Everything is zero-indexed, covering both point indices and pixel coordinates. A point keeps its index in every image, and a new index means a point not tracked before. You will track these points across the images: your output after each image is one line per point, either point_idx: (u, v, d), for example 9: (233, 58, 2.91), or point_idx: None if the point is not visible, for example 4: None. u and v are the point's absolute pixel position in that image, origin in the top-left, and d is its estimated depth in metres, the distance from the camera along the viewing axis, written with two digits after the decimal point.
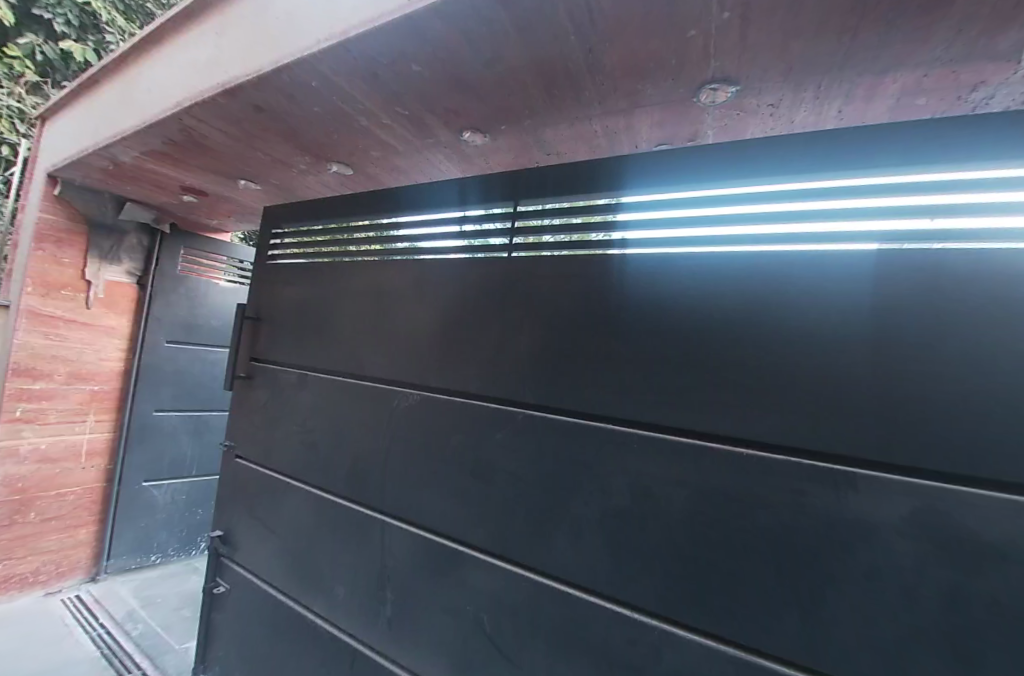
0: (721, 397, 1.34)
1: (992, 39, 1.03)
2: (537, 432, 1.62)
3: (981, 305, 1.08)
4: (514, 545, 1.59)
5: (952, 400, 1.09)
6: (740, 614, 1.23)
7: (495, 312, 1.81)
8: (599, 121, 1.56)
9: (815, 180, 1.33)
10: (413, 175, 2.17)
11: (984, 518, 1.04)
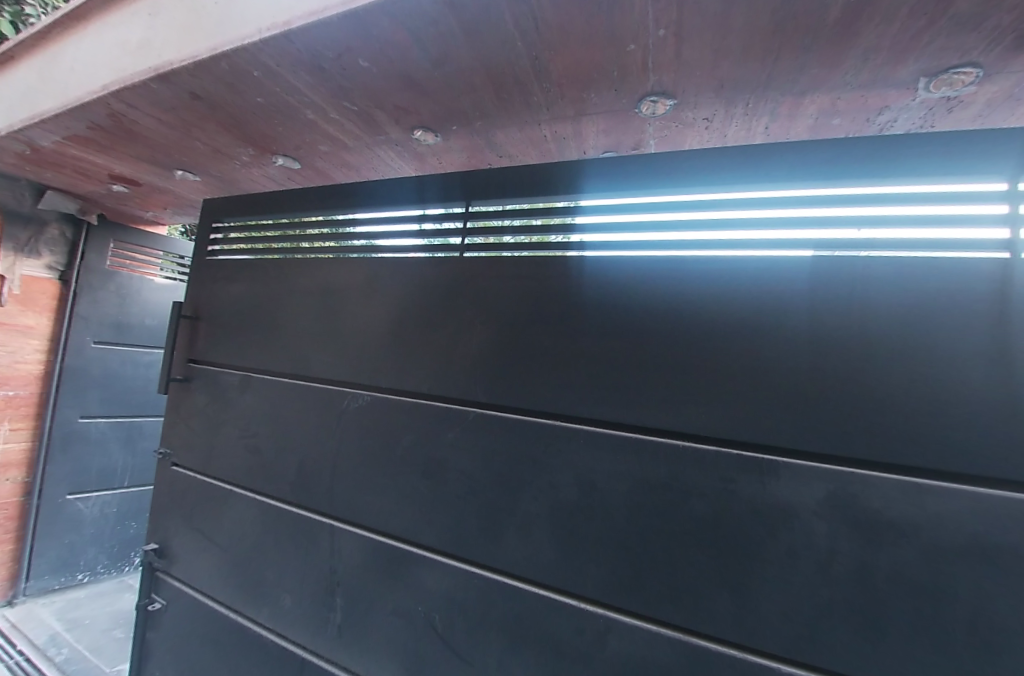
0: (668, 394, 1.41)
1: (892, 69, 1.15)
2: (489, 431, 1.64)
3: (890, 308, 1.22)
4: (466, 543, 1.60)
5: (861, 393, 1.22)
6: (678, 597, 1.31)
7: (448, 311, 1.80)
8: (548, 127, 1.59)
9: (758, 190, 1.43)
10: (364, 172, 2.13)
11: (882, 496, 1.18)
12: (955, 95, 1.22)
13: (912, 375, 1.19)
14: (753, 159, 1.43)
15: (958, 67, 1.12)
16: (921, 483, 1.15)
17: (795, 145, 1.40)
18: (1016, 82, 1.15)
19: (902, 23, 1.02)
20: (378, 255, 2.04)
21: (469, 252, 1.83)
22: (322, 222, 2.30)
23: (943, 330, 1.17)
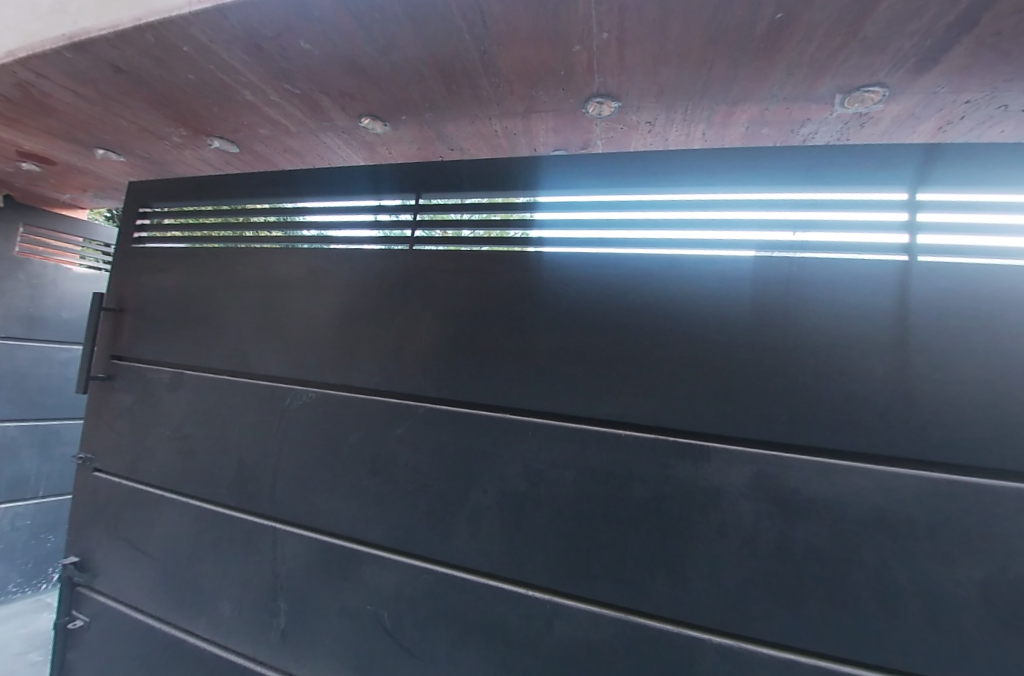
0: (617, 386, 1.46)
1: (811, 85, 1.25)
2: (439, 425, 1.63)
3: (817, 305, 1.33)
4: (414, 539, 1.59)
5: (787, 382, 1.33)
6: (619, 580, 1.37)
7: (398, 305, 1.77)
8: (498, 122, 1.59)
9: (704, 193, 1.51)
10: (309, 160, 2.05)
11: (799, 475, 1.29)
12: (866, 112, 1.33)
13: (829, 365, 1.31)
14: (696, 162, 1.51)
15: (867, 85, 1.23)
16: (834, 463, 1.27)
17: (732, 152, 1.49)
18: (917, 103, 1.27)
19: (820, 42, 1.11)
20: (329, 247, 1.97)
21: (427, 246, 1.80)
22: (269, 210, 2.19)
23: (855, 325, 1.30)
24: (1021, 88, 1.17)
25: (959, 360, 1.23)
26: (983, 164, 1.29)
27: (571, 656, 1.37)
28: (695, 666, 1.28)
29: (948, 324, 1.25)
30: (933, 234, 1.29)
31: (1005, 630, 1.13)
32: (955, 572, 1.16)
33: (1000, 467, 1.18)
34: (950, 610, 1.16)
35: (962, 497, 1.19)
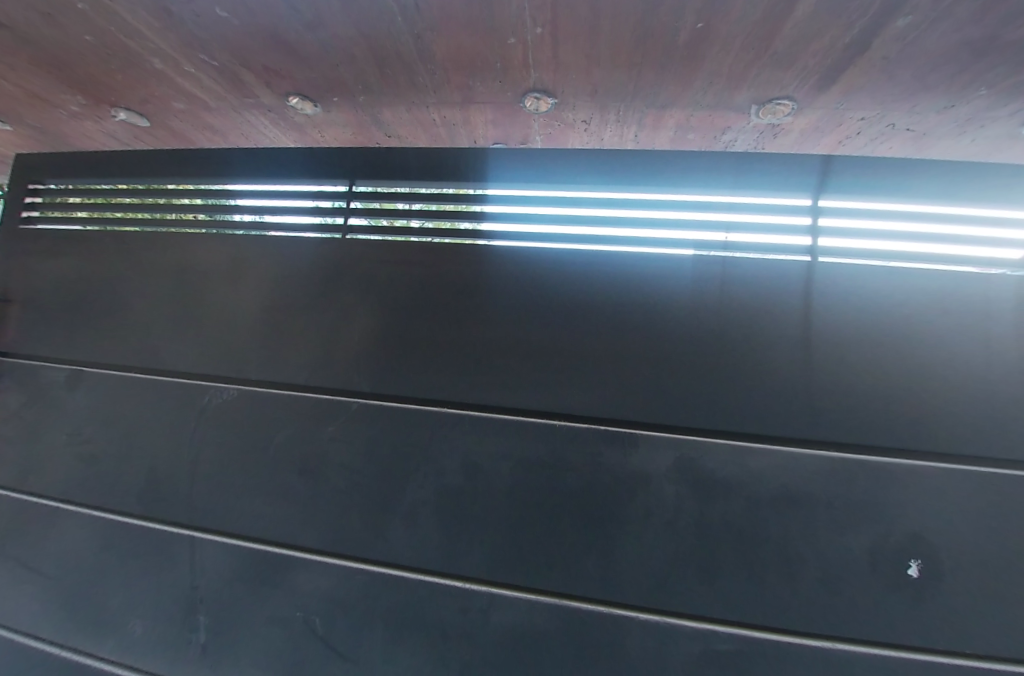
0: (559, 377, 1.49)
1: (731, 94, 1.32)
2: (374, 421, 1.59)
3: (743, 300, 1.44)
4: (348, 539, 1.54)
5: (713, 373, 1.42)
6: (554, 567, 1.40)
7: (332, 297, 1.70)
8: (436, 111, 1.54)
9: (641, 192, 1.59)
10: (232, 139, 1.89)
11: (716, 458, 1.38)
12: (778, 123, 1.41)
13: (753, 357, 1.42)
14: (638, 162, 1.59)
15: (779, 97, 1.32)
16: (746, 446, 1.38)
17: (672, 155, 1.58)
18: (821, 116, 1.37)
19: (737, 54, 1.19)
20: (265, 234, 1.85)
21: (370, 235, 1.75)
22: (194, 192, 2.00)
23: (768, 319, 1.43)
24: (906, 108, 1.30)
25: (851, 350, 1.39)
26: (865, 177, 1.48)
27: (508, 644, 1.39)
28: (624, 643, 1.34)
29: (843, 320, 1.40)
30: (827, 237, 1.47)
31: (886, 588, 1.28)
32: (846, 540, 1.31)
33: (883, 444, 1.35)
34: (843, 574, 1.30)
35: (853, 472, 1.34)
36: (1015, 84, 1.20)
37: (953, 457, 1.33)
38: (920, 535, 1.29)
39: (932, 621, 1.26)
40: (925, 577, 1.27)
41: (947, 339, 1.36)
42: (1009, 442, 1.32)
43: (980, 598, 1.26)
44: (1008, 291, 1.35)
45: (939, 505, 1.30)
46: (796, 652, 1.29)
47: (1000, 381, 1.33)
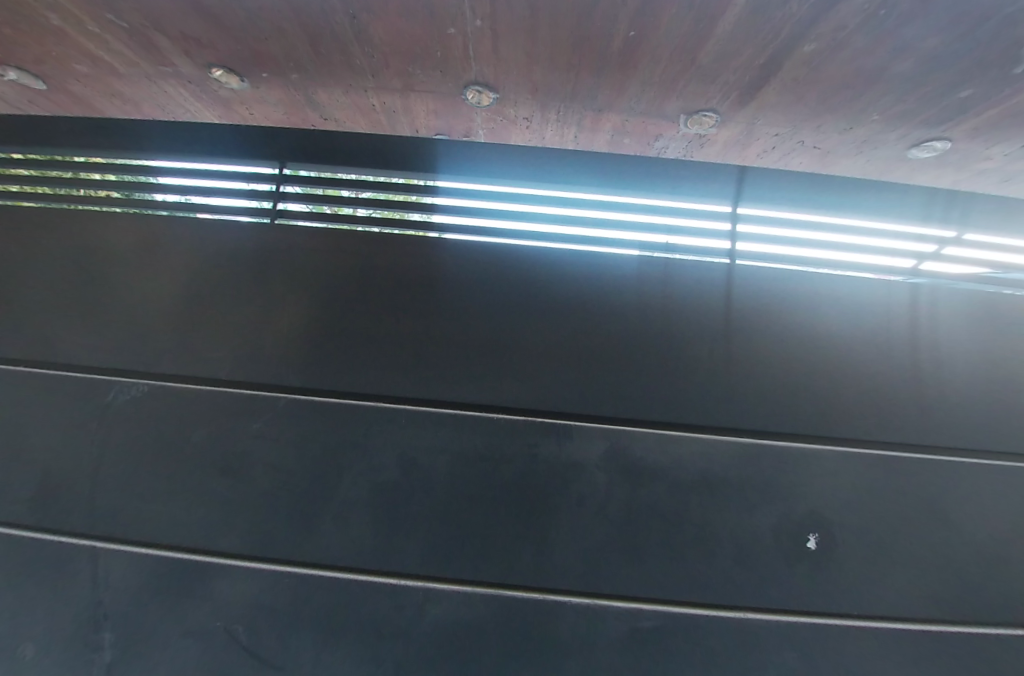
0: (502, 370, 1.51)
1: (662, 103, 1.39)
2: (305, 417, 1.52)
3: (680, 298, 1.55)
4: (275, 541, 1.47)
5: (647, 366, 1.51)
6: (490, 558, 1.42)
7: (260, 286, 1.61)
8: (375, 96, 1.49)
9: (578, 192, 1.72)
10: (145, 112, 1.72)
11: (643, 446, 1.47)
12: (704, 133, 1.50)
13: (688, 350, 1.52)
14: (586, 164, 1.71)
15: (705, 109, 1.40)
16: (671, 434, 1.48)
17: (615, 160, 1.71)
18: (740, 130, 1.47)
19: (665, 65, 1.25)
20: (192, 214, 1.74)
21: (313, 222, 1.71)
22: (108, 166, 1.83)
23: (696, 316, 1.54)
24: (813, 127, 1.42)
25: (765, 345, 1.52)
26: (774, 190, 1.70)
27: (443, 637, 1.39)
28: (556, 627, 1.39)
29: (757, 318, 1.54)
30: (748, 241, 1.67)
31: (788, 560, 1.41)
32: (756, 518, 1.43)
33: (790, 430, 1.49)
34: (753, 549, 1.42)
35: (763, 456, 1.47)
36: (902, 112, 1.33)
37: (848, 440, 1.50)
38: (818, 511, 1.44)
39: (827, 587, 1.40)
40: (822, 548, 1.42)
41: (844, 336, 1.54)
42: (892, 426, 1.51)
43: (866, 565, 1.42)
44: (902, 296, 1.57)
45: (833, 484, 1.46)
46: (713, 623, 1.39)
47: (886, 373, 1.53)
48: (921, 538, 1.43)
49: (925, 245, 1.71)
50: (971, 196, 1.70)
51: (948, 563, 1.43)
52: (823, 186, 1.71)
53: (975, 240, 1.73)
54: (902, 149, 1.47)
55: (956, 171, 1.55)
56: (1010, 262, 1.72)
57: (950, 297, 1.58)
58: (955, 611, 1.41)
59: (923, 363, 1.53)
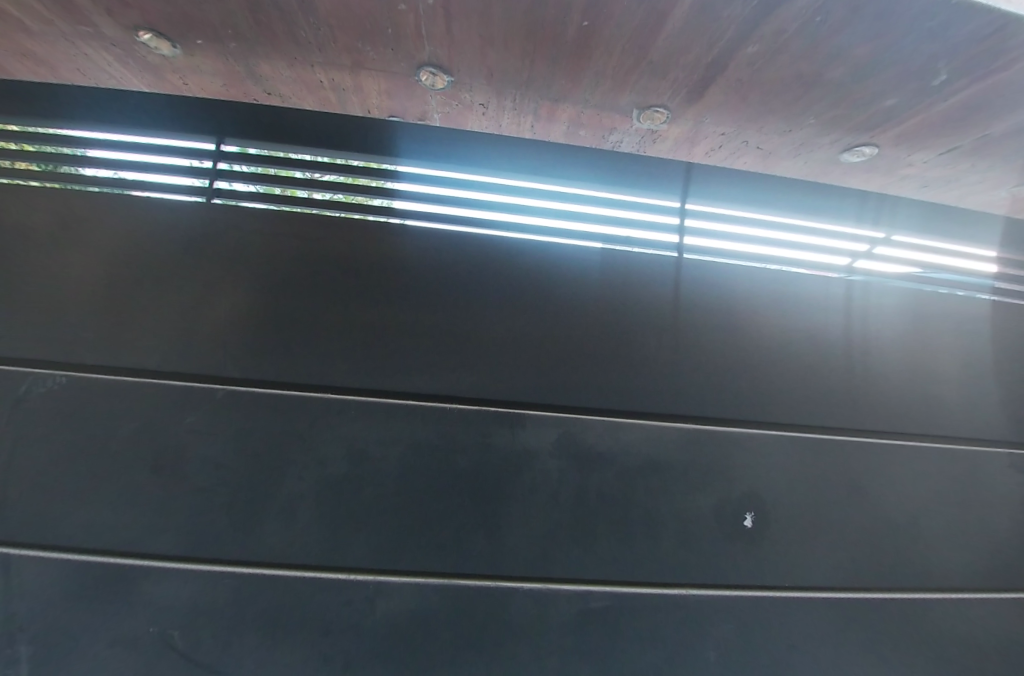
0: (459, 359, 1.49)
1: (615, 96, 1.41)
2: (247, 409, 1.44)
3: (635, 291, 1.59)
4: (214, 541, 1.39)
5: (603, 356, 1.54)
6: (442, 548, 1.41)
7: (196, 270, 1.50)
8: (322, 71, 1.41)
9: (536, 182, 1.72)
10: (61, 75, 1.56)
11: (594, 433, 1.50)
12: (655, 130, 1.54)
13: (642, 341, 1.56)
14: (547, 155, 1.71)
15: (657, 105, 1.43)
16: (621, 422, 1.52)
17: (576, 152, 1.72)
18: (689, 128, 1.51)
19: (618, 58, 1.27)
20: (120, 190, 1.59)
21: (260, 204, 1.61)
22: (19, 133, 1.64)
23: (648, 308, 1.58)
24: (756, 128, 1.49)
25: (711, 336, 1.59)
26: (723, 188, 1.78)
27: (394, 629, 1.38)
28: (508, 613, 1.41)
29: (705, 310, 1.61)
30: (698, 236, 1.73)
31: (727, 539, 1.50)
32: (698, 499, 1.50)
33: (731, 417, 1.57)
34: (695, 530, 1.49)
35: (706, 441, 1.54)
36: (834, 117, 1.41)
37: (784, 426, 1.60)
38: (754, 491, 1.53)
39: (761, 561, 1.50)
40: (757, 526, 1.51)
41: (784, 329, 1.63)
42: (823, 412, 1.62)
43: (796, 540, 1.52)
44: (835, 291, 1.68)
45: (769, 466, 1.55)
46: (657, 601, 1.45)
47: (820, 363, 1.64)
48: (844, 514, 1.56)
49: (859, 244, 1.84)
50: (898, 200, 1.84)
51: (866, 535, 1.56)
52: (767, 186, 1.79)
53: (903, 241, 1.88)
54: (835, 152, 1.57)
55: (883, 176, 1.68)
56: (935, 264, 1.88)
57: (877, 293, 1.71)
58: (871, 579, 1.54)
59: (852, 354, 1.66)
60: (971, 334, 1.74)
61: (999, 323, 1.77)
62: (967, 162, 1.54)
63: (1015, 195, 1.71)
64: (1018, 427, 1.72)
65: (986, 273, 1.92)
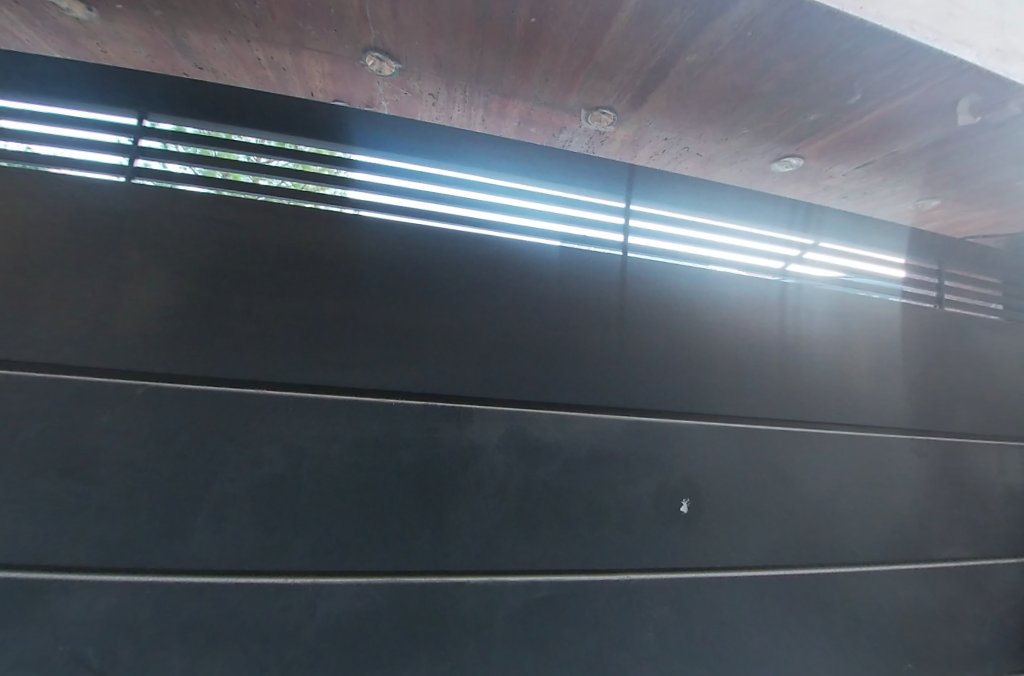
0: (407, 354, 1.47)
1: (564, 95, 1.43)
2: (171, 407, 1.35)
3: (586, 288, 1.63)
4: (133, 549, 1.29)
5: (551, 351, 1.57)
6: (385, 546, 1.38)
7: (115, 257, 1.37)
8: (259, 48, 1.33)
9: (490, 177, 1.71)
10: None
11: (540, 426, 1.53)
12: (603, 131, 1.58)
13: (590, 336, 1.60)
14: (502, 151, 1.71)
15: (603, 107, 1.47)
16: (567, 415, 1.56)
17: (531, 149, 1.73)
18: (634, 131, 1.57)
19: (565, 57, 1.28)
20: (36, 167, 1.43)
21: (197, 187, 1.50)
22: None
23: (597, 304, 1.63)
24: (696, 135, 1.57)
25: (657, 332, 1.67)
26: (669, 192, 1.86)
27: (334, 632, 1.34)
28: (453, 608, 1.40)
29: (650, 307, 1.68)
30: (647, 238, 1.80)
31: (665, 525, 1.57)
32: (639, 488, 1.57)
33: (672, 409, 1.65)
34: (635, 517, 1.55)
35: (646, 432, 1.61)
36: (765, 129, 1.51)
37: (720, 417, 1.69)
38: (691, 479, 1.61)
39: (696, 545, 1.59)
40: (692, 512, 1.60)
41: (723, 326, 1.73)
42: (755, 404, 1.73)
43: (727, 523, 1.62)
44: (772, 293, 1.80)
45: (705, 454, 1.64)
46: (599, 589, 1.50)
47: (755, 359, 1.75)
48: (771, 498, 1.68)
49: (791, 250, 1.98)
50: (823, 209, 1.99)
51: (790, 517, 1.69)
52: (709, 191, 1.89)
53: (828, 247, 2.04)
54: (766, 162, 1.68)
55: (809, 186, 1.82)
56: (859, 269, 2.07)
57: (808, 296, 1.85)
58: (793, 557, 1.67)
59: (785, 351, 1.79)
60: (884, 333, 1.92)
61: (907, 323, 1.96)
62: (879, 176, 1.71)
63: (919, 207, 1.91)
64: (919, 416, 1.93)
65: (897, 278, 2.11)
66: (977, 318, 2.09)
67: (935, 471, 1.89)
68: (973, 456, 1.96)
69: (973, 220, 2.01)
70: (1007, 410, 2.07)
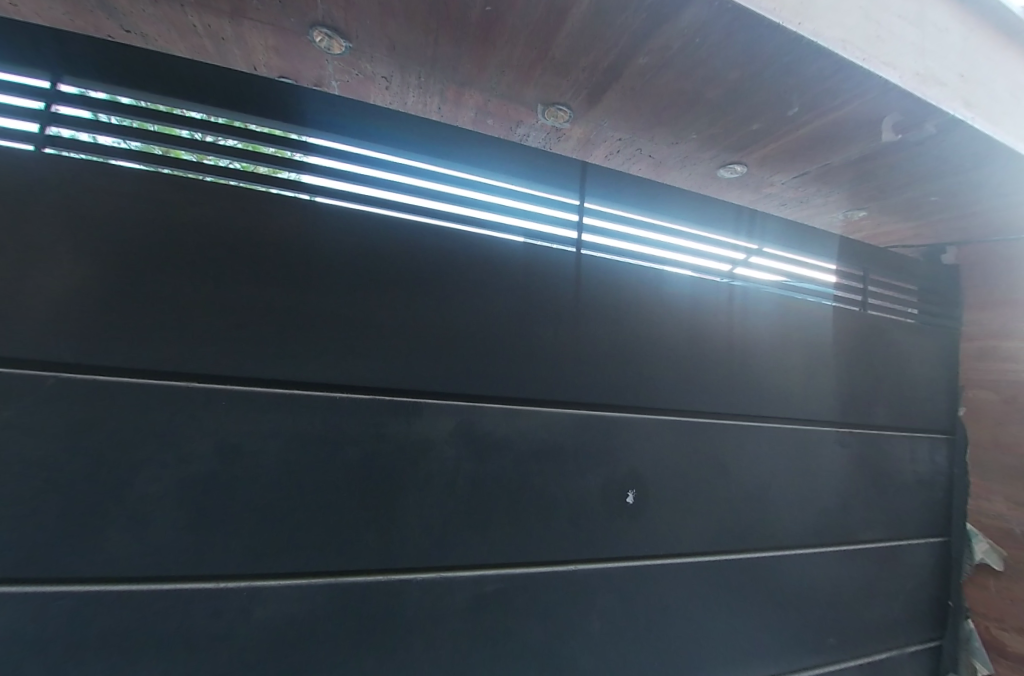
0: (356, 347, 1.42)
1: (520, 87, 1.43)
2: (87, 401, 1.23)
3: (543, 284, 1.64)
4: (38, 558, 1.17)
5: (505, 344, 1.57)
6: (327, 545, 1.34)
7: (20, 235, 1.23)
8: (194, 14, 1.25)
9: (449, 168, 1.64)
10: None
11: (491, 420, 1.52)
12: (559, 127, 1.61)
13: (547, 331, 1.62)
14: (463, 142, 1.66)
15: (559, 103, 1.48)
16: (518, 409, 1.56)
17: (493, 142, 1.69)
18: (590, 129, 1.61)
19: (521, 51, 1.28)
20: None
21: (127, 163, 1.33)
22: None
23: (554, 299, 1.64)
24: (648, 137, 1.63)
25: (612, 328, 1.71)
26: (627, 192, 1.89)
27: (271, 635, 1.28)
28: (398, 606, 1.38)
29: (604, 303, 1.71)
30: (609, 238, 1.80)
31: (612, 517, 1.61)
32: (588, 480, 1.60)
33: (621, 403, 1.69)
34: (584, 509, 1.58)
35: (597, 426, 1.64)
36: (713, 134, 1.57)
37: (667, 411, 1.76)
38: (637, 472, 1.66)
39: (641, 534, 1.64)
40: (638, 502, 1.65)
41: (673, 323, 1.80)
42: (699, 398, 1.81)
43: (670, 513, 1.69)
44: (719, 293, 1.88)
45: (650, 447, 1.70)
46: (547, 580, 1.52)
47: (702, 355, 1.83)
48: (711, 488, 1.76)
49: (737, 253, 2.02)
50: (765, 216, 2.09)
51: (728, 506, 1.78)
52: (663, 191, 1.94)
53: (772, 252, 2.10)
54: (713, 167, 1.79)
55: (752, 192, 1.95)
56: (801, 274, 2.15)
57: (752, 297, 1.94)
58: (730, 543, 1.77)
59: (731, 347, 1.88)
60: (818, 333, 2.06)
61: (837, 325, 2.11)
62: (813, 186, 1.84)
63: (848, 216, 2.08)
64: (846, 411, 2.08)
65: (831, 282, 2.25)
66: (897, 321, 2.28)
67: (856, 460, 2.05)
68: (889, 447, 2.15)
69: (891, 230, 2.22)
70: (919, 404, 2.28)
